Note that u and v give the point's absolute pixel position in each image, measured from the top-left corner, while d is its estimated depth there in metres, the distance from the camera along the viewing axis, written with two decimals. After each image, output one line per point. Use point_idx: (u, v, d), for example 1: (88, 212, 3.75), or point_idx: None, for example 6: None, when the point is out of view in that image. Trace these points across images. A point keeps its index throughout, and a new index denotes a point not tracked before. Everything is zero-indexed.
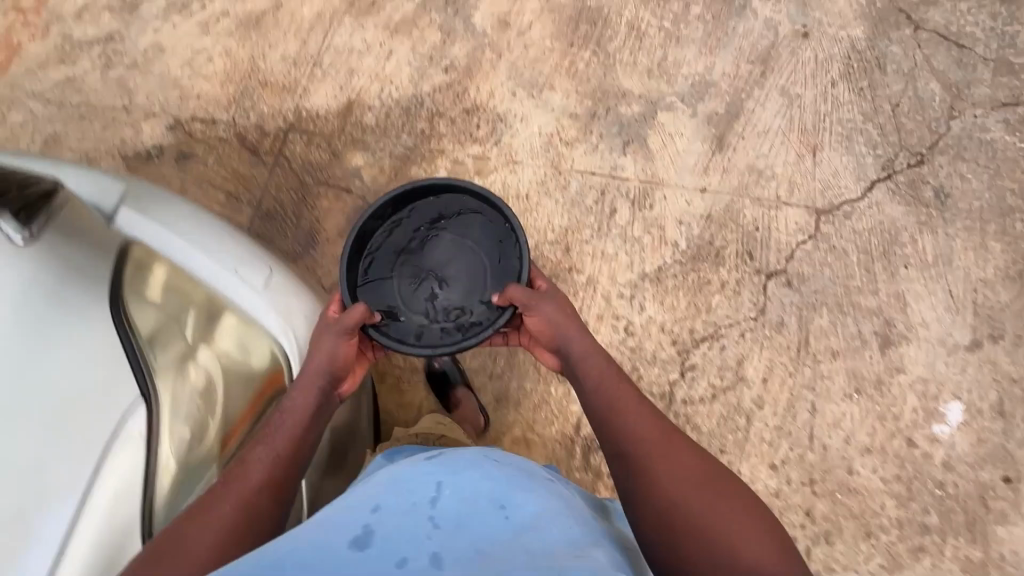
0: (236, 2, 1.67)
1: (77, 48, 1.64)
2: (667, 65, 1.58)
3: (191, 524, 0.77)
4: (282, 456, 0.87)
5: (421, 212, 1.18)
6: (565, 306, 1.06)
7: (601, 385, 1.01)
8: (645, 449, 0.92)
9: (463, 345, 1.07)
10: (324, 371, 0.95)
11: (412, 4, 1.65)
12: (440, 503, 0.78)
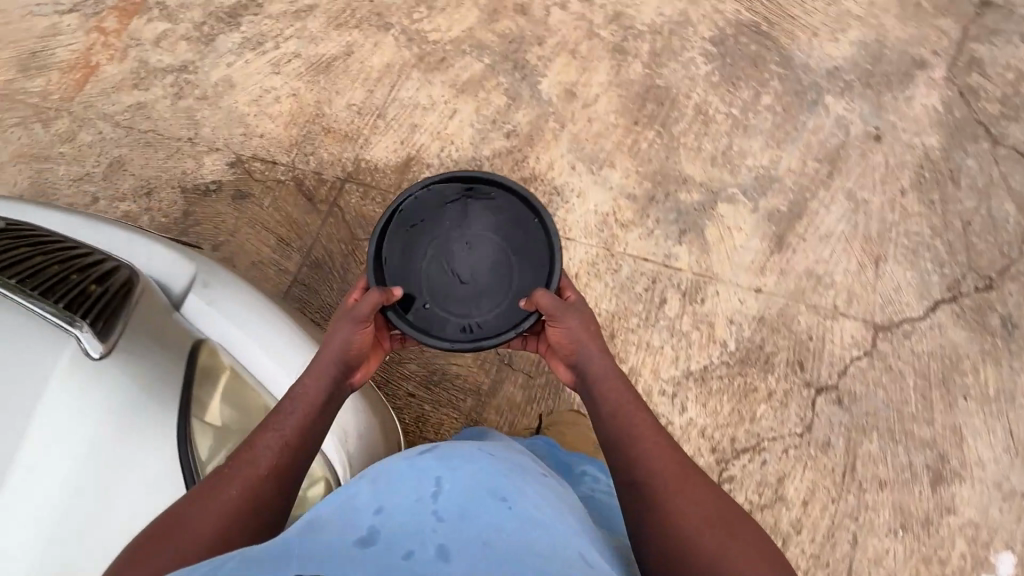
0: (309, 45, 1.70)
1: (151, 73, 1.68)
2: (732, 154, 1.55)
3: (197, 502, 0.76)
4: (293, 442, 0.85)
5: (446, 204, 1.20)
6: (586, 315, 1.05)
7: (622, 404, 0.97)
8: (654, 464, 0.90)
9: (485, 342, 1.09)
10: (337, 361, 0.94)
11: (481, 65, 1.66)
12: (442, 498, 0.76)
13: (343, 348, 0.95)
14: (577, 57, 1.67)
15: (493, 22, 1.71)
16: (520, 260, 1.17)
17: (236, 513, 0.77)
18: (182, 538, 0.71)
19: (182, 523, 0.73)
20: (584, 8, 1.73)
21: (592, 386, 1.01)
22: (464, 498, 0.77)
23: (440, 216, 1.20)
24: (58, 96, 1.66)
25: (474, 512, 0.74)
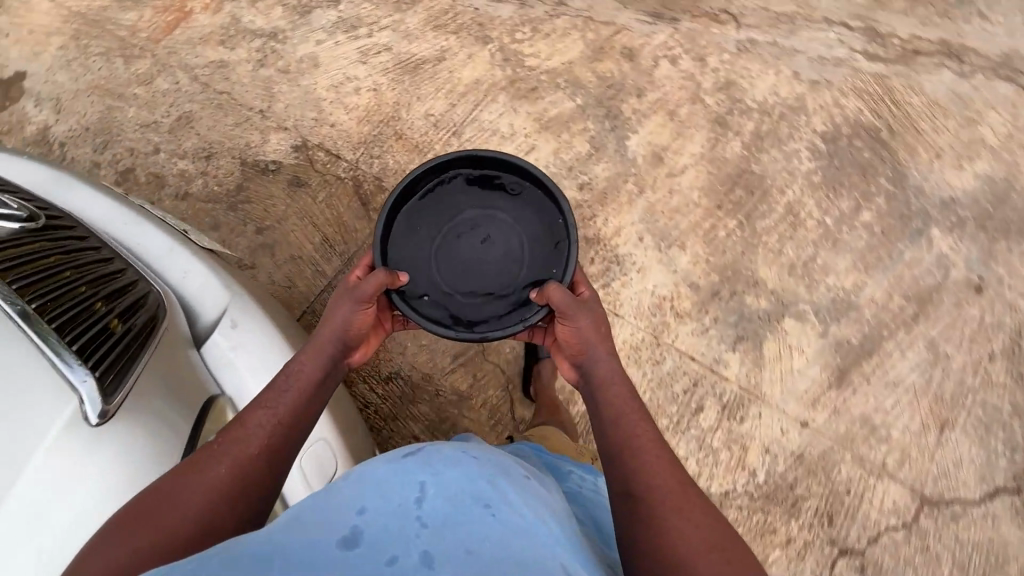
0: (403, 41, 1.63)
1: (239, 32, 1.63)
2: (813, 267, 1.43)
3: (183, 478, 0.74)
4: (284, 421, 0.83)
5: (459, 184, 1.13)
6: (598, 315, 0.99)
7: (632, 412, 0.91)
8: (657, 479, 0.82)
9: (489, 335, 1.01)
10: (336, 336, 0.94)
11: (573, 105, 1.56)
12: (426, 502, 0.69)
13: (343, 328, 0.95)
14: (674, 120, 1.56)
15: (595, 62, 1.61)
16: (532, 247, 1.11)
17: (223, 492, 0.75)
18: (162, 520, 0.70)
19: (165, 500, 0.71)
20: (694, 70, 1.62)
21: (598, 390, 0.96)
22: (448, 502, 0.70)
23: (451, 196, 1.13)
24: (144, 35, 1.63)
25: (459, 519, 0.68)
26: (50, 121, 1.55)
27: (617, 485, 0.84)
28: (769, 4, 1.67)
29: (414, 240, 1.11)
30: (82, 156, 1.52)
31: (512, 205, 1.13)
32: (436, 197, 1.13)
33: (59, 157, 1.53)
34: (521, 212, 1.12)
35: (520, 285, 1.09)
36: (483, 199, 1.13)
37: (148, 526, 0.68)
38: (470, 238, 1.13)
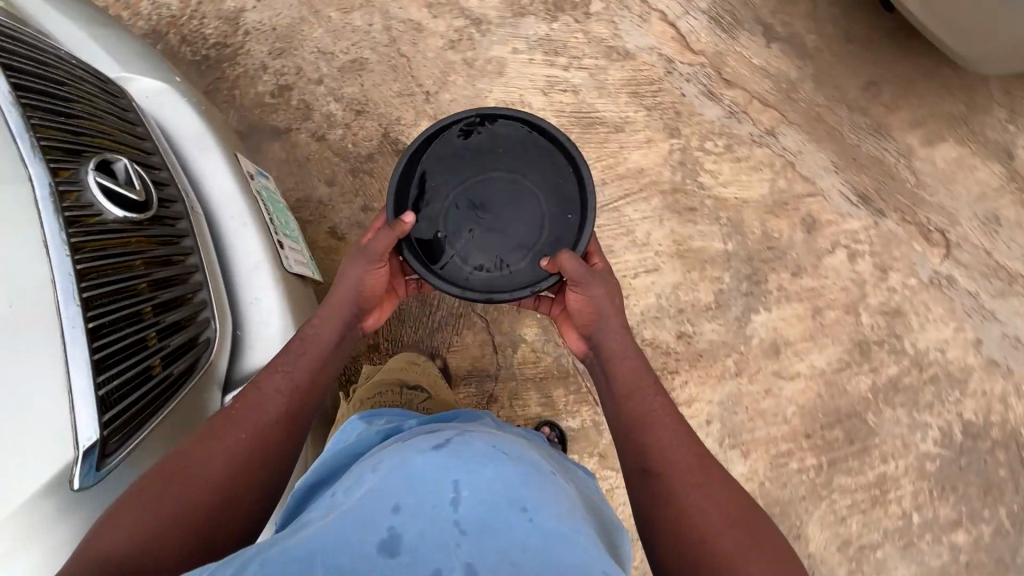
0: (593, 92, 1.52)
1: (449, 3, 1.57)
2: (867, 556, 1.27)
3: (201, 445, 0.80)
4: (300, 386, 0.90)
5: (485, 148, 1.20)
6: (610, 285, 1.06)
7: (638, 388, 1.00)
8: (677, 467, 0.90)
9: (495, 294, 1.07)
10: (353, 301, 1.00)
11: (721, 248, 1.41)
12: (462, 507, 0.69)
13: (359, 287, 1.00)
14: (816, 319, 1.38)
15: (770, 215, 1.43)
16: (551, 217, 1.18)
17: (240, 463, 0.81)
18: (184, 491, 0.76)
19: (181, 470, 0.77)
20: (868, 277, 1.40)
21: (606, 364, 1.04)
22: (482, 506, 0.69)
23: (476, 159, 1.21)
24: None
25: (494, 524, 0.68)
26: (247, 6, 1.58)
27: (636, 466, 0.93)
28: (994, 249, 1.42)
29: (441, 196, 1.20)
30: (256, 55, 1.54)
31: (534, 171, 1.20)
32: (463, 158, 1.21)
33: (238, 45, 1.56)
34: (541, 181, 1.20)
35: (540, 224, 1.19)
36: (506, 167, 1.21)
37: (171, 495, 0.75)
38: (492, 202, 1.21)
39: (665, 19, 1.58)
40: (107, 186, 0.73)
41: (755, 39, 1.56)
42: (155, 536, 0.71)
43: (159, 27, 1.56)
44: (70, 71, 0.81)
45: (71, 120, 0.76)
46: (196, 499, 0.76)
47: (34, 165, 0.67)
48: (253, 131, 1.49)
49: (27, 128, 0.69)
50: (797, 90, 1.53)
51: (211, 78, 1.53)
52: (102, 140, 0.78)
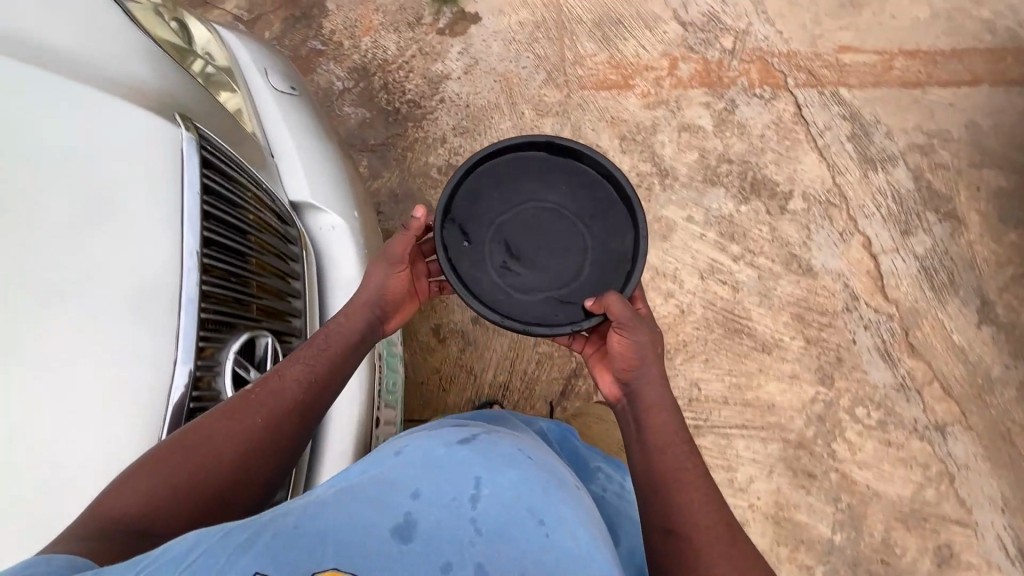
0: (753, 296, 1.37)
1: (643, 144, 1.51)
2: None
3: (221, 418, 0.65)
4: (323, 380, 0.72)
5: (520, 165, 1.03)
6: (657, 333, 0.91)
7: (669, 444, 0.84)
8: (706, 531, 0.76)
9: (534, 328, 0.90)
10: (371, 306, 0.80)
11: (826, 534, 1.22)
12: (481, 506, 0.65)
13: (380, 292, 0.81)
14: None
15: (899, 524, 1.22)
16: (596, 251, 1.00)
17: (255, 444, 0.66)
18: (196, 464, 0.63)
19: (202, 441, 0.63)
20: None
21: (636, 411, 0.88)
22: (503, 509, 0.65)
23: (513, 174, 1.03)
24: (580, 72, 1.58)
25: (510, 530, 0.63)
26: (453, 75, 1.60)
27: (657, 522, 0.78)
28: None
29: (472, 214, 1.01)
30: (441, 124, 1.55)
31: (575, 196, 1.03)
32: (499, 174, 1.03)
33: (428, 108, 1.58)
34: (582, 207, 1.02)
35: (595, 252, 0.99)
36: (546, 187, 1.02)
37: (185, 467, 0.62)
38: (529, 228, 1.02)
39: (867, 247, 1.40)
40: (239, 372, 0.68)
41: (964, 310, 1.34)
42: (162, 506, 0.61)
43: (369, 65, 1.63)
44: (260, 214, 0.73)
45: (240, 282, 0.69)
46: (205, 474, 0.63)
47: (184, 354, 0.62)
48: (407, 196, 1.51)
49: (196, 297, 0.63)
50: (993, 392, 1.29)
51: (392, 130, 1.56)
52: (261, 306, 0.71)
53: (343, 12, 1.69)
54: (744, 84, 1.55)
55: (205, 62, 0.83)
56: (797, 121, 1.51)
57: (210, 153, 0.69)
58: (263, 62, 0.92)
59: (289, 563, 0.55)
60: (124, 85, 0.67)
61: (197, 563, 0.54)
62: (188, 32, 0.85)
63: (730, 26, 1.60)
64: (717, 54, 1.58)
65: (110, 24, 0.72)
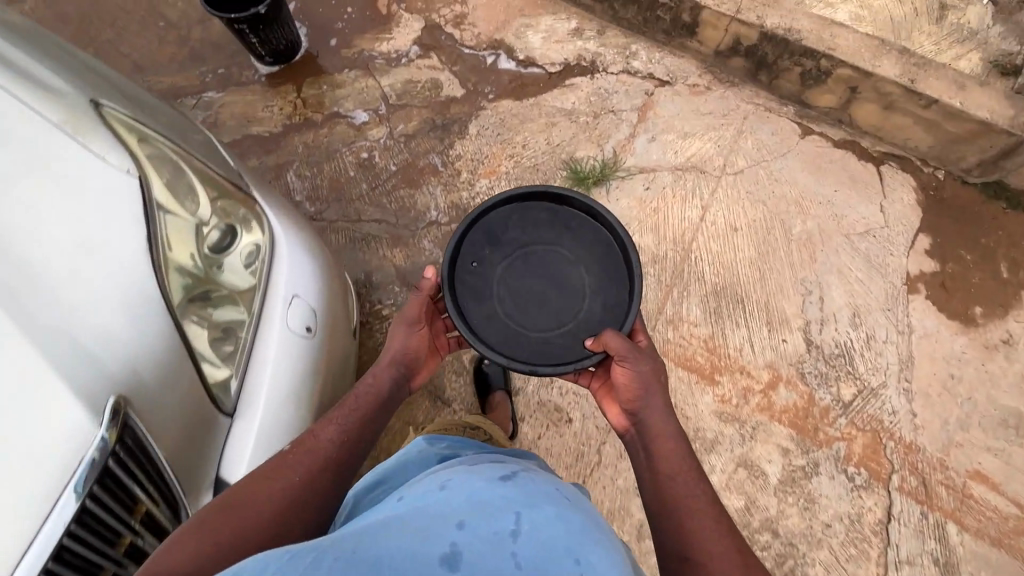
0: None
1: None
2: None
3: (259, 480, 0.72)
4: (353, 435, 0.82)
5: (509, 217, 1.13)
6: (658, 362, 0.95)
7: (679, 471, 0.85)
8: (719, 557, 0.76)
9: (539, 368, 0.99)
10: (396, 364, 0.94)
11: None
12: (521, 538, 0.61)
13: (403, 351, 0.95)
14: None
15: None
16: (599, 275, 1.10)
17: (291, 501, 0.72)
18: (238, 521, 0.67)
19: (238, 501, 0.69)
20: None
21: (646, 443, 0.90)
22: (544, 543, 0.61)
23: (513, 218, 1.13)
24: (670, 334, 1.39)
25: (553, 567, 0.59)
26: None
27: (672, 553, 0.79)
28: None
29: (485, 278, 1.10)
30: None
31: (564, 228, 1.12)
32: (498, 220, 1.13)
33: None
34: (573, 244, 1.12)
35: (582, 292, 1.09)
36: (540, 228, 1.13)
37: (226, 528, 0.66)
38: (535, 265, 1.11)
39: None
40: None
41: None
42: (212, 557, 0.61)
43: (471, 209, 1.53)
44: (138, 538, 0.62)
45: None
46: (246, 537, 0.66)
47: None
48: None
49: None
50: None
51: None
52: None
53: (479, 141, 1.61)
54: (839, 451, 1.29)
55: (221, 291, 0.77)
56: (878, 530, 1.24)
57: (117, 462, 0.59)
58: (296, 284, 0.84)
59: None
60: (88, 356, 0.61)
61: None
62: (226, 244, 0.78)
63: (859, 375, 1.35)
64: (827, 399, 1.33)
65: (124, 262, 0.66)
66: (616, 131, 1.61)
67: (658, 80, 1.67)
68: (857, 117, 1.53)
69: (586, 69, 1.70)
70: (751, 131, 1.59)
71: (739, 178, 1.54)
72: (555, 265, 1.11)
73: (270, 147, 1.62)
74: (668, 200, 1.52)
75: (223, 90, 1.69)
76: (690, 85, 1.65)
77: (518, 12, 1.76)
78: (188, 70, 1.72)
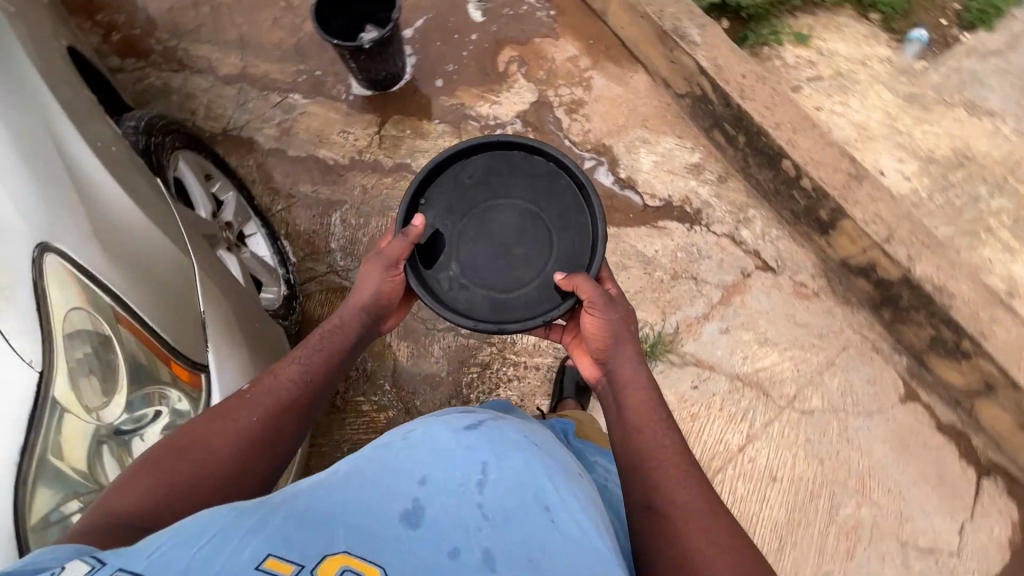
0: None
1: None
2: None
3: (214, 421, 0.76)
4: (319, 373, 0.86)
5: (440, 182, 1.13)
6: (628, 310, 0.94)
7: (647, 423, 0.84)
8: (685, 502, 0.74)
9: (507, 327, 0.99)
10: (365, 309, 0.96)
11: None
12: (488, 489, 0.60)
13: (377, 294, 0.98)
14: None
15: None
16: (549, 201, 1.12)
17: (249, 441, 0.76)
18: (195, 463, 0.71)
19: (199, 441, 0.73)
20: None
21: (617, 393, 0.89)
22: (511, 492, 0.61)
23: (467, 172, 1.14)
24: None
25: (519, 517, 0.59)
26: None
27: (638, 501, 0.77)
28: None
29: (446, 233, 1.11)
30: None
31: (522, 179, 1.13)
32: (451, 173, 1.13)
33: None
34: (534, 192, 1.13)
35: (545, 238, 1.11)
36: (497, 180, 1.14)
37: (182, 466, 0.71)
38: (494, 218, 1.12)
39: None
40: None
41: None
42: (163, 497, 0.67)
43: None
44: None
45: None
46: (198, 472, 0.71)
47: None
48: None
49: None
50: None
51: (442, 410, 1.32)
52: None
53: None
54: None
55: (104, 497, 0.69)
56: None
57: None
58: None
59: (299, 549, 0.50)
60: None
61: (209, 541, 0.49)
62: (140, 424, 0.74)
63: None
64: None
65: None
66: (689, 305, 1.38)
67: (762, 262, 1.41)
68: (979, 411, 1.23)
69: (688, 217, 1.46)
70: (842, 369, 1.32)
71: (806, 419, 1.29)
72: (512, 214, 1.12)
73: (329, 176, 1.51)
74: (712, 413, 1.30)
75: (310, 96, 1.59)
76: (796, 281, 1.39)
77: (641, 121, 1.55)
78: (287, 61, 1.63)
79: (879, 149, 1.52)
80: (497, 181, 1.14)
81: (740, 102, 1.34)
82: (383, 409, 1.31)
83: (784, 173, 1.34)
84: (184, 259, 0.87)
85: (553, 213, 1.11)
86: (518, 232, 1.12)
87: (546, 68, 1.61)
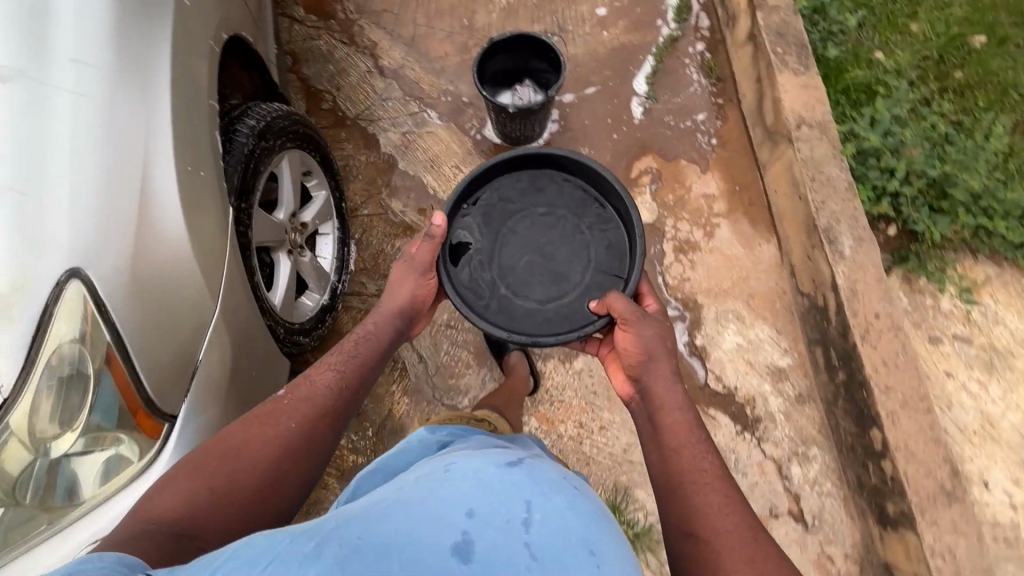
0: None
1: None
2: None
3: (252, 424, 0.77)
4: (353, 379, 0.87)
5: (485, 191, 1.11)
6: (664, 326, 0.90)
7: (685, 443, 0.78)
8: (730, 535, 0.69)
9: (543, 340, 0.96)
10: (402, 315, 0.98)
11: None
12: (535, 528, 0.51)
13: (411, 298, 0.99)
14: None
15: None
16: (591, 224, 1.09)
17: (285, 449, 0.76)
18: (233, 468, 0.72)
19: (237, 446, 0.74)
20: None
21: (651, 412, 0.84)
22: (561, 534, 0.51)
23: (511, 187, 1.12)
24: None
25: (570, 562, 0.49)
26: None
27: (676, 526, 0.73)
28: None
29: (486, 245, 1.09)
30: None
31: (565, 200, 1.11)
32: (496, 184, 1.12)
33: None
34: (576, 214, 1.10)
35: (587, 259, 1.08)
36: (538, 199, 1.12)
37: (221, 471, 0.72)
38: (534, 237, 1.10)
39: None
40: None
41: None
42: (199, 502, 0.68)
43: None
44: None
45: None
46: (237, 480, 0.71)
47: None
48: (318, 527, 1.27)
49: None
50: None
51: None
52: None
53: (574, 381, 1.33)
54: None
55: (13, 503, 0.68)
56: None
57: None
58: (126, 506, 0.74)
59: None
60: None
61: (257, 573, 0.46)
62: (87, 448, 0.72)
63: None
64: None
65: None
66: None
67: (797, 509, 1.25)
68: None
69: (744, 420, 1.31)
70: None
71: None
72: (553, 232, 1.10)
73: (423, 203, 1.50)
74: None
75: (445, 119, 1.58)
76: (823, 551, 1.22)
77: (745, 296, 1.40)
78: (441, 76, 1.63)
79: (993, 455, 1.28)
80: (541, 199, 1.11)
81: (858, 342, 1.15)
82: (354, 453, 1.29)
83: (869, 439, 1.15)
84: (207, 297, 0.86)
85: (594, 237, 1.09)
86: (557, 250, 1.09)
87: (677, 195, 1.49)
